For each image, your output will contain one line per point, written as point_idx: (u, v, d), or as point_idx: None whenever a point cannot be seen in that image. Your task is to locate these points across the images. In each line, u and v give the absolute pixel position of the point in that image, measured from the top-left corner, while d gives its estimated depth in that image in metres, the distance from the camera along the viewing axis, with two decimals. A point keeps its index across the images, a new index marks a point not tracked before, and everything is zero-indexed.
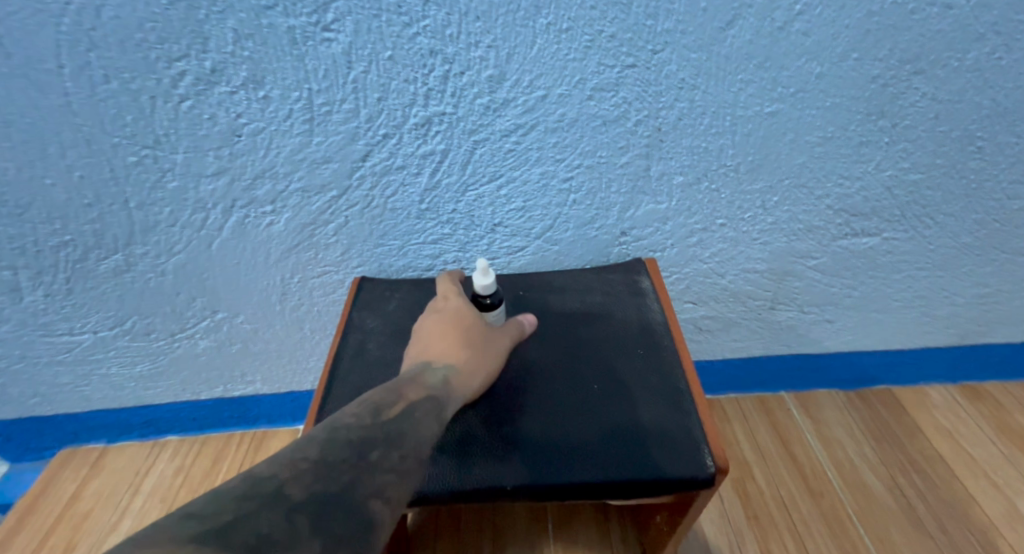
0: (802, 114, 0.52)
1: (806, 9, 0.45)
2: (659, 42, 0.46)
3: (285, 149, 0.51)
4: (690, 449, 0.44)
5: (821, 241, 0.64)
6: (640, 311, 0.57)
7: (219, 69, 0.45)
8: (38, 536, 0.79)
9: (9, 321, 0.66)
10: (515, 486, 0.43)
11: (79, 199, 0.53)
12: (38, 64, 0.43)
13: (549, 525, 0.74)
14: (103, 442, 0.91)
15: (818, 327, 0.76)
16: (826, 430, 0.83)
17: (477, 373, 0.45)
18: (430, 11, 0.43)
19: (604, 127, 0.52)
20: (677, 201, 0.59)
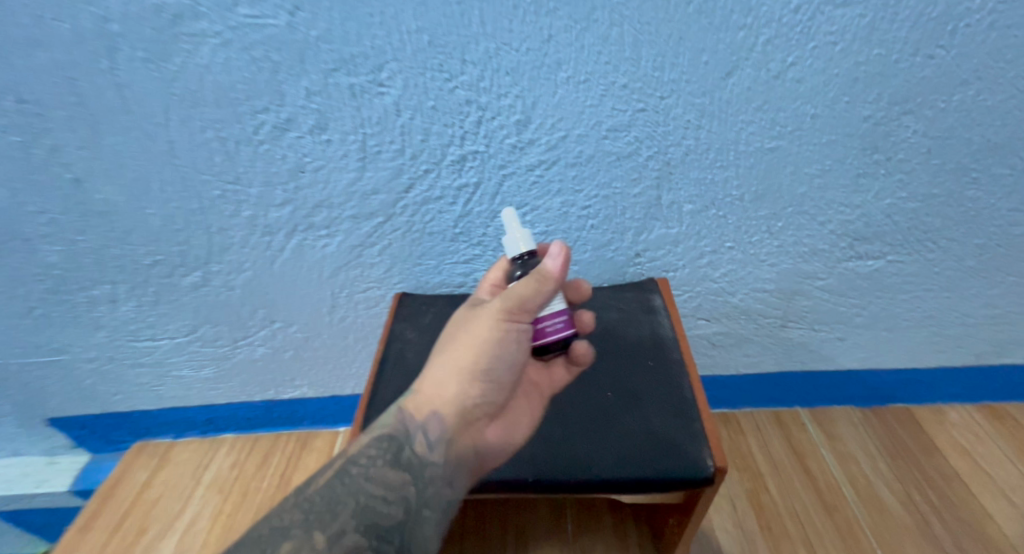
0: (801, 150, 0.57)
1: (799, 60, 0.50)
2: (666, 89, 0.53)
3: (342, 183, 0.59)
4: (692, 451, 0.49)
5: (826, 263, 0.68)
6: (652, 327, 0.62)
7: (292, 119, 0.54)
8: (116, 518, 0.90)
9: (104, 328, 0.77)
10: (536, 480, 0.49)
11: (172, 225, 0.63)
12: (150, 119, 0.53)
13: (569, 529, 0.79)
14: (169, 437, 1.01)
15: (829, 344, 0.80)
16: (841, 446, 0.86)
17: (482, 353, 0.47)
18: (468, 68, 0.51)
19: (618, 162, 0.58)
20: (687, 226, 0.64)
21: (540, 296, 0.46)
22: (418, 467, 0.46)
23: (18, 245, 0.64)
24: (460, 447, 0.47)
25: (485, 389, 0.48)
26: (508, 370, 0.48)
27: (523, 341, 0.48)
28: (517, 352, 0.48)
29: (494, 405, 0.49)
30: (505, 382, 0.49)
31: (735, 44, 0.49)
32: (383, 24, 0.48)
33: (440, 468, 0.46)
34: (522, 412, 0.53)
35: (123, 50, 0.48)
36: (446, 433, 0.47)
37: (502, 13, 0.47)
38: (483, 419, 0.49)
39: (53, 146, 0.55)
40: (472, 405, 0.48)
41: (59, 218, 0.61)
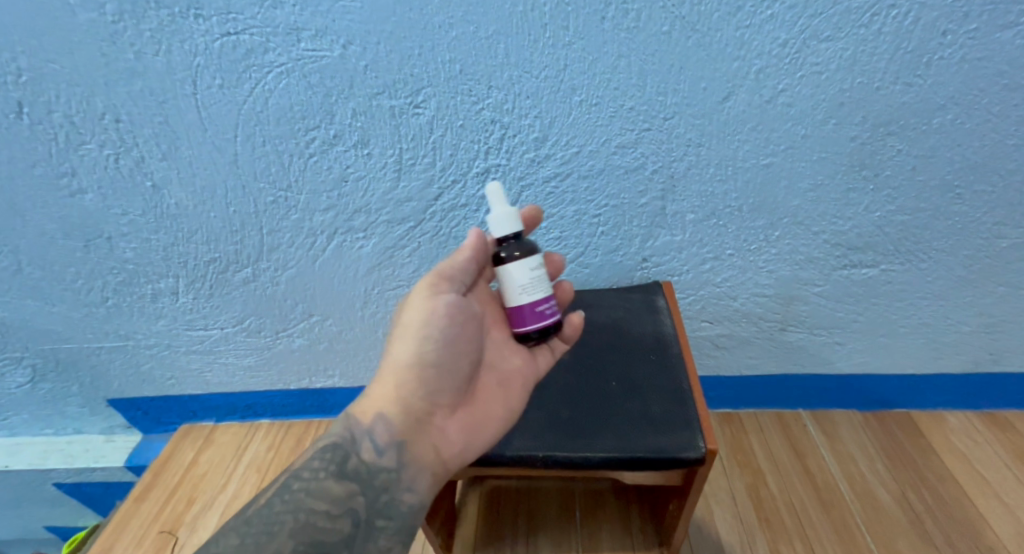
0: (794, 166, 0.62)
1: (789, 87, 0.55)
2: (669, 111, 0.58)
3: (379, 191, 0.67)
4: (686, 434, 0.55)
5: (822, 271, 0.73)
6: (655, 326, 0.68)
7: (339, 135, 0.61)
8: (166, 491, 1.00)
9: (164, 317, 0.86)
10: (545, 456, 0.56)
11: (230, 226, 0.72)
12: (221, 135, 0.62)
13: (577, 515, 0.85)
14: (212, 420, 1.11)
15: (829, 348, 0.84)
16: (841, 447, 0.89)
17: (412, 343, 0.49)
18: (493, 92, 0.57)
19: (626, 175, 0.64)
20: (690, 234, 0.70)
21: (456, 266, 0.50)
22: (369, 472, 0.49)
23: (100, 242, 0.73)
24: (412, 442, 0.50)
25: (423, 379, 0.50)
26: (444, 352, 0.50)
27: (455, 316, 0.49)
28: (447, 331, 0.49)
29: (443, 394, 0.51)
30: (447, 368, 0.50)
31: (730, 73, 0.55)
32: (420, 56, 0.55)
33: (392, 468, 0.49)
34: (483, 396, 0.54)
35: (204, 78, 0.57)
36: (392, 432, 0.49)
37: (523, 46, 0.54)
38: (434, 411, 0.51)
39: (139, 157, 0.64)
40: (414, 400, 0.50)
41: (137, 219, 0.71)
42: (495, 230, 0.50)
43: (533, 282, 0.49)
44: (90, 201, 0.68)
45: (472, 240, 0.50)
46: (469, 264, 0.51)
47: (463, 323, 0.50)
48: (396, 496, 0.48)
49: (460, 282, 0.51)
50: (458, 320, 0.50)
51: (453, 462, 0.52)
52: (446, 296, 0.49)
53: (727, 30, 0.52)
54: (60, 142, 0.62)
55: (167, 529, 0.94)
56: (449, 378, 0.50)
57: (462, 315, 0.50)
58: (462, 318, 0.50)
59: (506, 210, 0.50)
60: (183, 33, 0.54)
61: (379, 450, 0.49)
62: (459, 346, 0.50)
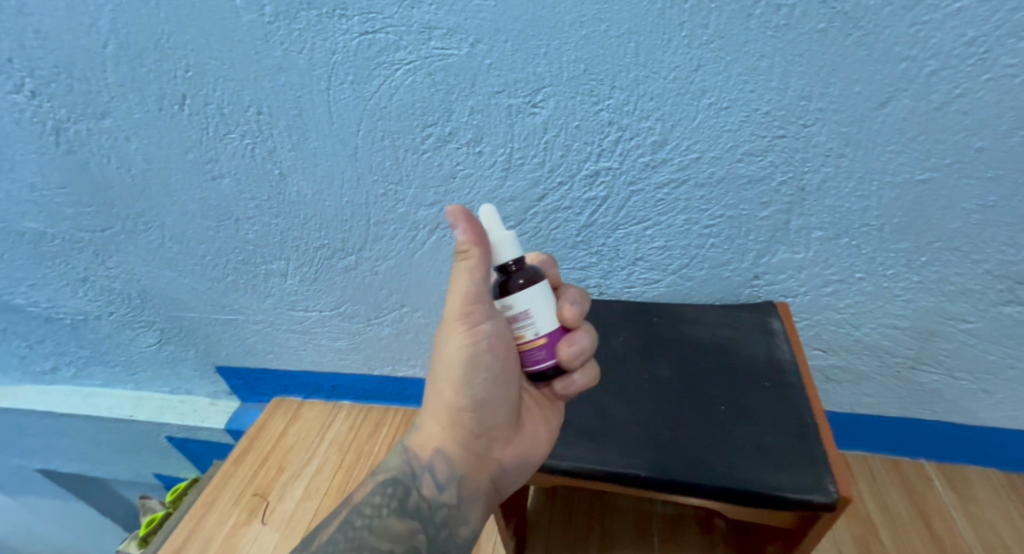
0: (958, 183, 0.54)
1: (967, 92, 0.48)
2: (811, 117, 0.53)
3: (484, 189, 0.67)
4: (810, 475, 0.49)
5: (976, 305, 0.63)
6: (769, 350, 0.63)
7: (454, 132, 0.62)
8: (260, 458, 1.07)
9: (272, 296, 0.92)
10: (648, 475, 0.52)
11: (341, 215, 0.75)
12: (345, 128, 0.64)
13: (654, 540, 0.81)
14: (300, 396, 1.17)
15: (970, 395, 0.73)
16: (976, 510, 0.77)
17: (459, 384, 0.48)
18: (615, 93, 0.55)
19: (749, 185, 0.59)
20: (814, 253, 0.64)
21: (475, 282, 0.45)
22: (430, 507, 0.51)
23: (229, 223, 0.80)
24: (472, 476, 0.51)
25: (474, 417, 0.50)
26: (491, 388, 0.48)
27: (497, 348, 0.47)
28: (493, 367, 0.47)
29: (495, 430, 0.50)
30: (497, 405, 0.49)
31: (894, 75, 0.48)
32: (546, 54, 0.54)
33: (453, 503, 0.51)
34: (532, 424, 0.53)
35: (338, 74, 0.60)
36: (450, 467, 0.51)
37: (655, 45, 0.51)
38: (489, 444, 0.51)
39: (272, 147, 0.68)
40: (469, 437, 0.50)
41: (261, 204, 0.76)
42: (497, 257, 0.45)
43: (542, 318, 0.45)
44: (226, 185, 0.74)
45: (462, 233, 0.43)
46: (484, 270, 0.45)
47: (507, 352, 0.48)
48: (455, 529, 0.50)
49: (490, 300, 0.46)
50: (500, 352, 0.47)
51: (510, 487, 0.53)
52: (483, 327, 0.46)
53: (899, 27, 0.45)
54: (209, 131, 0.68)
55: (259, 493, 1.01)
56: (499, 415, 0.50)
57: (504, 344, 0.47)
58: (504, 349, 0.47)
59: (501, 236, 0.45)
60: (326, 31, 0.56)
61: (440, 484, 0.51)
62: (505, 380, 0.49)
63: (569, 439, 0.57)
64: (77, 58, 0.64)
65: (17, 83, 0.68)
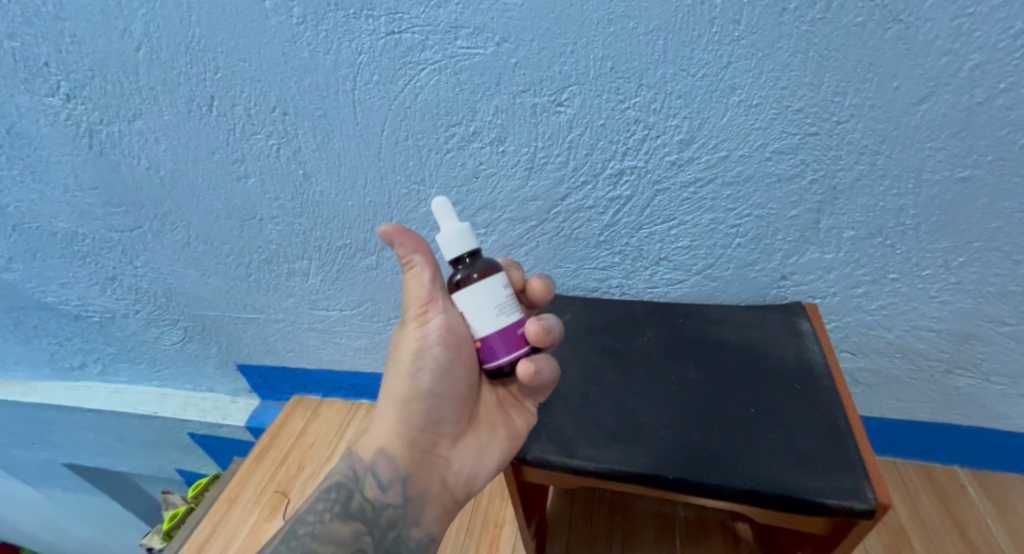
0: (1001, 182, 0.52)
1: (1013, 86, 0.46)
2: (845, 114, 0.51)
3: (507, 189, 0.66)
4: (846, 480, 0.48)
5: (1016, 307, 0.61)
6: (799, 351, 0.62)
7: (478, 131, 0.62)
8: (281, 455, 1.08)
9: (295, 295, 0.93)
10: (676, 478, 0.52)
11: (364, 215, 0.75)
12: (369, 129, 0.65)
13: (676, 542, 0.80)
14: (319, 395, 1.18)
15: (1006, 400, 0.71)
16: (1013, 518, 0.75)
17: (407, 381, 0.50)
18: (642, 91, 0.54)
19: (778, 183, 0.58)
20: (845, 253, 0.62)
21: (426, 281, 0.48)
22: (374, 508, 0.53)
23: (253, 223, 0.81)
24: (418, 476, 0.53)
25: (419, 414, 0.51)
26: (439, 384, 0.50)
27: (447, 341, 0.48)
28: (440, 361, 0.49)
29: (442, 427, 0.52)
30: (443, 400, 0.51)
31: (935, 70, 0.47)
32: (573, 52, 0.53)
33: (398, 503, 0.53)
34: (483, 422, 0.55)
35: (363, 74, 0.60)
36: (394, 469, 0.52)
37: (685, 42, 0.50)
38: (436, 442, 0.53)
39: (297, 147, 0.69)
40: (414, 434, 0.52)
41: (285, 204, 0.76)
42: (446, 252, 0.47)
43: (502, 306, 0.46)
44: (251, 185, 0.75)
45: (400, 240, 0.46)
46: (433, 269, 0.48)
47: (458, 346, 0.49)
48: (402, 530, 0.53)
49: (440, 296, 0.48)
50: (448, 348, 0.49)
51: (460, 490, 0.54)
52: (434, 321, 0.48)
53: (942, 20, 0.44)
54: (235, 132, 0.69)
55: (281, 490, 1.02)
56: (445, 411, 0.51)
57: (456, 338, 0.49)
58: (454, 346, 0.49)
59: (456, 228, 0.47)
60: (353, 32, 0.57)
61: (383, 486, 0.53)
62: (452, 378, 0.50)
63: (597, 440, 0.56)
64: (109, 61, 0.65)
65: (51, 85, 0.69)
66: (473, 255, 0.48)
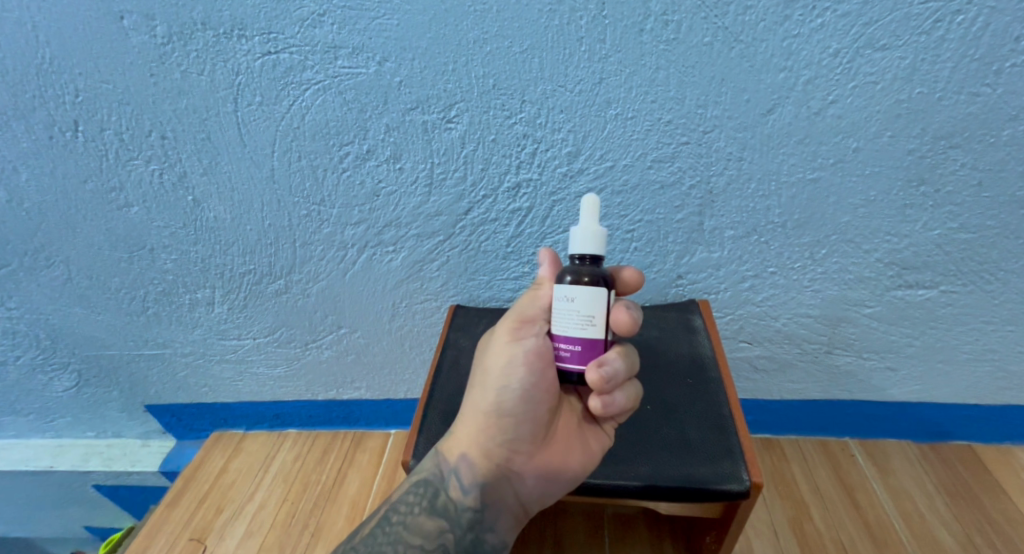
0: (844, 181, 0.58)
1: (839, 98, 0.53)
2: (709, 125, 0.56)
3: (410, 206, 0.66)
4: (727, 465, 0.52)
5: (873, 291, 0.68)
6: (692, 346, 0.66)
7: (372, 149, 0.61)
8: (197, 497, 1.01)
9: (200, 327, 0.88)
10: (577, 481, 0.54)
11: (265, 239, 0.72)
12: (259, 151, 0.63)
13: (606, 541, 0.82)
14: (241, 429, 1.12)
15: (879, 374, 0.79)
16: (894, 481, 0.82)
17: (492, 391, 0.50)
18: (527, 107, 0.56)
19: (662, 190, 0.62)
20: (729, 251, 0.67)
21: (538, 304, 0.50)
22: (455, 510, 0.53)
23: (143, 253, 0.76)
24: (495, 484, 0.52)
25: (502, 425, 0.51)
26: (522, 401, 0.50)
27: (533, 365, 0.49)
28: (525, 381, 0.49)
29: (519, 442, 0.51)
30: (525, 415, 0.50)
31: (775, 85, 0.52)
32: (455, 71, 0.55)
33: (477, 508, 0.53)
34: (563, 442, 0.52)
35: (245, 96, 0.58)
36: (473, 474, 0.52)
37: (558, 60, 0.53)
38: (513, 455, 0.52)
39: (182, 172, 0.65)
40: (495, 445, 0.51)
41: (177, 231, 0.72)
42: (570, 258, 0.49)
43: (558, 312, 0.47)
44: (135, 214, 0.70)
45: (545, 267, 0.52)
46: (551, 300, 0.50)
47: (542, 371, 0.49)
48: (479, 534, 0.53)
49: (544, 320, 0.50)
50: (536, 368, 0.49)
51: (532, 505, 0.53)
52: (526, 341, 0.49)
53: (774, 40, 0.50)
54: (109, 158, 0.65)
55: (196, 536, 0.94)
56: (525, 426, 0.50)
57: (544, 363, 0.49)
58: (540, 365, 0.49)
59: (584, 229, 0.48)
60: (226, 52, 0.55)
61: (464, 489, 0.53)
62: (537, 397, 0.50)
63: None
64: None
65: None
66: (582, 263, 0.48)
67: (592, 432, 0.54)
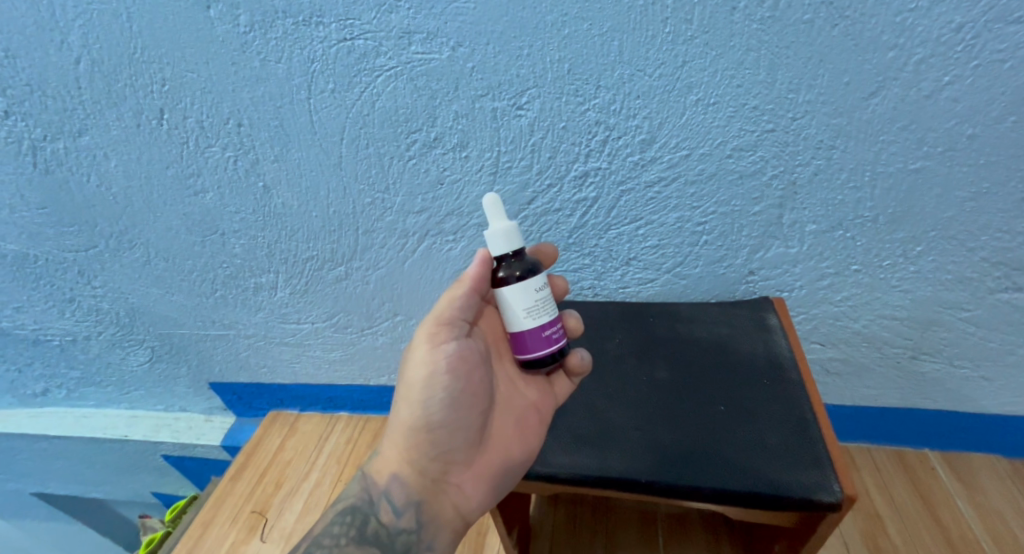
0: (952, 171, 0.53)
1: (957, 79, 0.47)
2: (800, 110, 0.52)
3: (473, 195, 0.65)
4: (813, 475, 0.49)
5: (974, 293, 0.63)
6: (768, 346, 0.62)
7: (440, 137, 0.61)
8: (258, 473, 1.05)
9: (264, 309, 0.90)
10: (649, 481, 0.51)
11: (329, 226, 0.74)
12: (328, 138, 0.63)
13: (658, 542, 0.80)
14: (296, 409, 1.15)
15: (970, 384, 0.73)
16: (982, 499, 0.76)
17: (415, 406, 0.48)
18: (601, 92, 0.54)
19: (740, 180, 0.58)
20: (808, 247, 0.63)
21: (455, 307, 0.48)
22: (389, 534, 0.51)
23: (215, 238, 0.78)
24: (430, 502, 0.51)
25: (431, 440, 0.49)
26: (448, 410, 0.48)
27: (456, 371, 0.48)
28: (451, 390, 0.48)
29: (452, 451, 0.50)
30: (453, 424, 0.49)
31: (882, 65, 0.48)
32: (529, 55, 0.53)
33: (412, 528, 0.51)
34: (498, 444, 0.52)
35: (318, 83, 0.59)
36: (406, 493, 0.51)
37: (639, 43, 0.50)
38: (447, 468, 0.50)
39: (255, 159, 0.67)
40: (425, 459, 0.50)
41: (247, 217, 0.74)
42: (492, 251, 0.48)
43: (535, 306, 0.46)
44: (209, 199, 0.73)
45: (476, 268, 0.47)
46: (469, 299, 0.48)
47: (466, 375, 0.48)
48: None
49: (460, 323, 0.48)
50: (459, 373, 0.48)
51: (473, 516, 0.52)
52: (446, 347, 0.48)
53: (886, 16, 0.45)
54: (189, 145, 0.67)
55: (258, 510, 0.99)
56: (456, 434, 0.49)
57: (465, 368, 0.49)
58: (463, 370, 0.48)
59: (503, 224, 0.47)
60: (303, 39, 0.56)
61: (397, 510, 0.51)
62: (463, 403, 0.49)
63: (567, 447, 0.56)
64: (50, 75, 0.63)
65: None
66: (517, 253, 0.48)
67: (527, 431, 0.53)
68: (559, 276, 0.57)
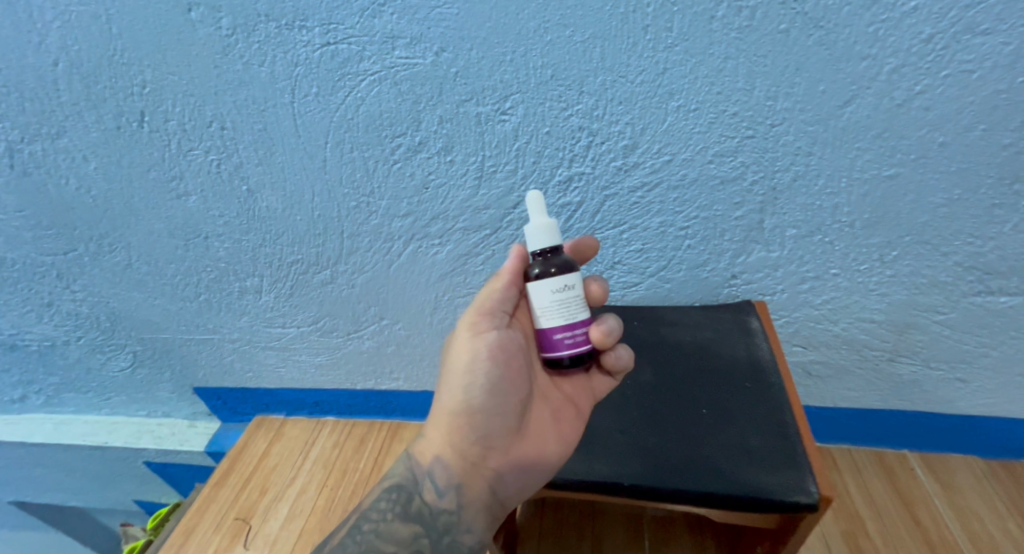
0: (925, 178, 0.55)
1: (928, 88, 0.49)
2: (778, 117, 0.53)
3: (458, 199, 0.66)
4: (794, 476, 0.49)
5: (948, 296, 0.64)
6: (748, 349, 0.63)
7: (424, 141, 0.61)
8: (242, 479, 1.04)
9: (248, 313, 0.90)
10: (633, 484, 0.52)
11: (314, 229, 0.73)
12: (312, 142, 0.63)
13: (645, 544, 0.80)
14: (282, 414, 1.14)
15: (947, 385, 0.74)
16: (959, 499, 0.78)
17: (457, 389, 0.49)
18: (584, 98, 0.55)
19: (721, 185, 0.59)
20: (789, 251, 0.64)
21: (497, 295, 0.49)
22: (432, 512, 0.51)
23: (198, 241, 0.78)
24: (470, 485, 0.50)
25: (472, 424, 0.49)
26: (489, 396, 0.48)
27: (497, 357, 0.48)
28: (492, 376, 0.48)
29: (491, 436, 0.49)
30: (494, 410, 0.48)
31: (856, 74, 0.49)
32: (512, 61, 0.53)
33: (454, 509, 0.51)
34: (537, 435, 0.51)
35: (302, 87, 0.59)
36: (448, 474, 0.50)
37: (620, 50, 0.51)
38: (487, 453, 0.50)
39: (238, 163, 0.67)
40: (466, 443, 0.50)
41: (230, 220, 0.74)
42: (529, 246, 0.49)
43: (555, 305, 0.46)
44: (192, 203, 0.72)
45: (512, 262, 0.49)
46: (510, 291, 0.49)
47: (506, 362, 0.48)
48: (456, 536, 0.50)
49: (501, 312, 0.49)
50: (500, 359, 0.48)
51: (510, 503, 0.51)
52: (487, 335, 0.48)
53: (859, 26, 0.46)
54: (171, 147, 0.66)
55: (242, 516, 0.98)
56: (496, 420, 0.49)
57: (507, 355, 0.48)
58: (503, 357, 0.48)
59: (543, 221, 0.48)
60: (286, 43, 0.56)
61: (440, 491, 0.51)
62: (503, 390, 0.48)
63: None
64: (29, 77, 0.62)
65: None
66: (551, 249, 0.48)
67: (564, 423, 0.52)
68: (597, 282, 0.51)
